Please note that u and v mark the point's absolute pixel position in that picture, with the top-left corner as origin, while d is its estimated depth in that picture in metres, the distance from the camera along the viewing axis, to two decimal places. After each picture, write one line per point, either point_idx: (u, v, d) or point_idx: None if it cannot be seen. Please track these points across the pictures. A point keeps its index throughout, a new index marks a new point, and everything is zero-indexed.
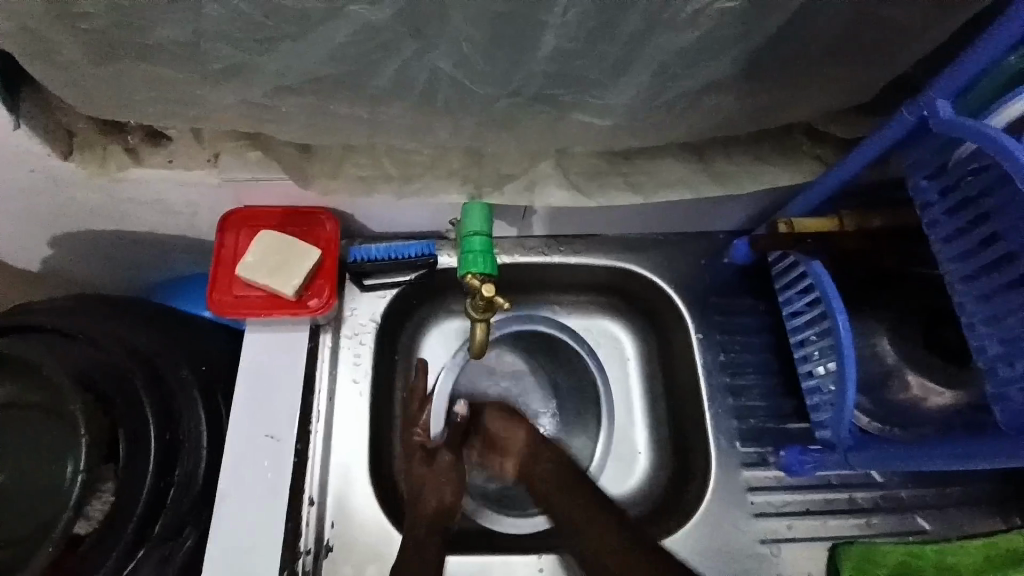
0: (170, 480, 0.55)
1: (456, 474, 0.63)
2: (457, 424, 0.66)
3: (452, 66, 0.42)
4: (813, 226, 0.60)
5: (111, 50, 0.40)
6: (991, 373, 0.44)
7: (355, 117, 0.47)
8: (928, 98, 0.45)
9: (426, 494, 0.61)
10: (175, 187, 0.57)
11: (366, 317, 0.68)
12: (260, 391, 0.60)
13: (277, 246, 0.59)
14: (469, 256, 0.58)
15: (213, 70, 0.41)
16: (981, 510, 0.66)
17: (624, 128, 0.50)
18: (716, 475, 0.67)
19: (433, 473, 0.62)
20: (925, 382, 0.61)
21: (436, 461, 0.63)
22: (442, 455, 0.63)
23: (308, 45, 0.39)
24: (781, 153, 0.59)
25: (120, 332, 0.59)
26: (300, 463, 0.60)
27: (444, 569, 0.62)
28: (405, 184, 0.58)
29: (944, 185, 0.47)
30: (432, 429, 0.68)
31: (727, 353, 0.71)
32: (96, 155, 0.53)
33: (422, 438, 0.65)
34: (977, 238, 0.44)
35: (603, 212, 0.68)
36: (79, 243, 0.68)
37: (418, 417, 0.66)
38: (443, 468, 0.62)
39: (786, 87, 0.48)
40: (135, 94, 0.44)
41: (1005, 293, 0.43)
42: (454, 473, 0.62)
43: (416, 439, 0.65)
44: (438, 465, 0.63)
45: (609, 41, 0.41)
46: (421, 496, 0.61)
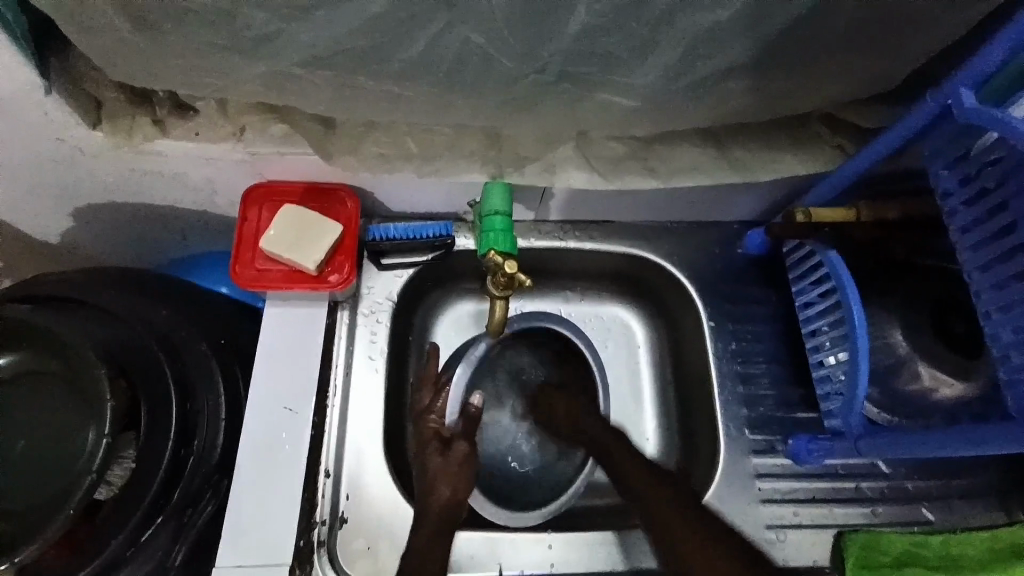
0: (190, 447, 0.56)
1: (470, 465, 0.62)
2: (470, 415, 0.65)
3: (483, 39, 0.42)
4: (829, 214, 0.61)
5: (146, 16, 0.40)
6: (1004, 359, 0.45)
7: (381, 90, 0.47)
8: (951, 88, 0.45)
9: (438, 487, 0.60)
10: (197, 159, 0.58)
11: (383, 296, 0.69)
12: (284, 362, 0.61)
13: (299, 223, 0.60)
14: (491, 234, 0.59)
15: (244, 39, 0.42)
16: (984, 501, 0.67)
17: (646, 110, 0.50)
18: (724, 459, 0.67)
19: (450, 464, 0.61)
20: (935, 372, 0.61)
21: (452, 450, 0.62)
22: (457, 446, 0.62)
23: (341, 17, 0.40)
24: (797, 143, 0.59)
25: (142, 306, 0.61)
26: (316, 433, 0.61)
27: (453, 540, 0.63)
28: (426, 163, 0.58)
29: (964, 174, 0.47)
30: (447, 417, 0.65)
31: (738, 342, 0.72)
32: (124, 125, 0.54)
33: (437, 427, 0.63)
34: (994, 227, 0.45)
35: (619, 198, 0.68)
36: (100, 215, 0.68)
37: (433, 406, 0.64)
38: (458, 458, 0.61)
39: (804, 78, 0.49)
40: (167, 61, 0.45)
41: (1020, 281, 0.43)
42: (467, 462, 0.62)
43: (430, 428, 0.63)
44: (454, 456, 0.62)
45: (635, 20, 0.41)
46: (436, 485, 0.60)
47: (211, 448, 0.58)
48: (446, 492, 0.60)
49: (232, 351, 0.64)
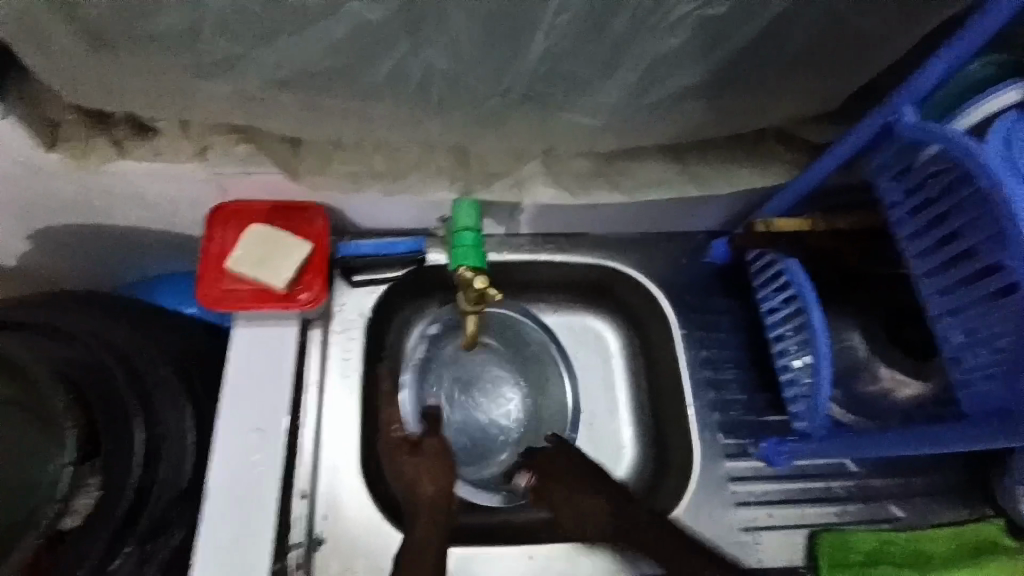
0: (155, 476, 0.55)
1: (446, 456, 0.62)
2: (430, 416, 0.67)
3: (447, 62, 0.43)
4: (789, 225, 0.63)
5: (104, 41, 0.40)
6: (955, 360, 0.47)
7: (347, 112, 0.47)
8: (893, 106, 0.48)
9: (420, 482, 0.60)
10: (161, 180, 0.57)
11: (356, 313, 0.68)
12: (255, 381, 0.60)
13: (266, 242, 0.60)
14: (461, 250, 0.59)
15: (207, 64, 0.42)
16: (944, 495, 0.69)
17: (610, 129, 0.52)
18: (698, 465, 0.69)
19: (422, 460, 0.61)
20: (895, 374, 0.64)
21: (423, 447, 0.62)
22: (429, 441, 0.62)
23: (303, 40, 0.40)
24: (755, 156, 0.62)
25: (104, 332, 0.59)
26: (289, 455, 0.60)
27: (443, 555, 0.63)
28: (394, 182, 0.59)
29: (907, 186, 0.50)
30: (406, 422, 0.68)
31: (708, 350, 0.73)
32: (82, 148, 0.53)
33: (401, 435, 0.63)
34: (938, 235, 0.47)
35: (587, 212, 0.70)
36: (58, 238, 0.66)
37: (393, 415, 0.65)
38: (431, 453, 0.62)
39: (758, 97, 0.51)
40: (126, 84, 0.44)
41: (965, 286, 0.45)
42: (443, 454, 0.62)
43: (395, 437, 0.63)
44: (427, 453, 0.62)
45: (594, 44, 0.42)
46: (417, 484, 0.60)
47: (179, 473, 0.57)
48: (429, 488, 0.60)
49: (200, 374, 0.63)
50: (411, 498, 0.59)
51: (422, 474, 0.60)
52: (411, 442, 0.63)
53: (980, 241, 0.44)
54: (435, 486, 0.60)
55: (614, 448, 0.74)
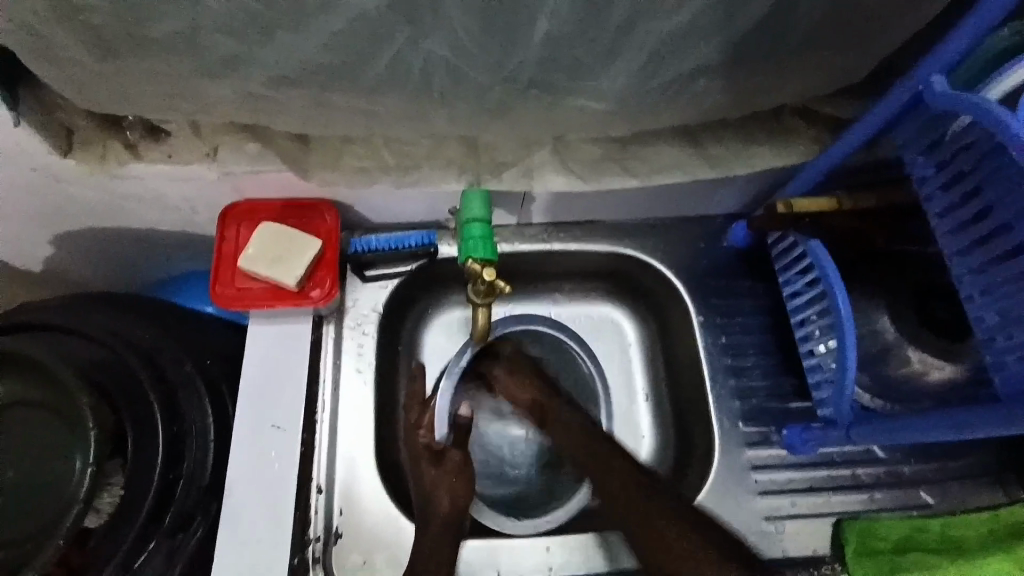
0: (179, 473, 0.56)
1: (466, 472, 0.63)
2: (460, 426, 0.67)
3: (448, 52, 0.42)
4: (811, 205, 0.60)
5: (106, 44, 0.40)
6: (988, 343, 0.44)
7: (351, 107, 0.47)
8: (922, 75, 0.45)
9: (436, 495, 0.61)
10: (174, 181, 0.58)
11: (369, 308, 0.68)
12: (271, 378, 0.61)
13: (277, 240, 0.59)
14: (471, 242, 0.58)
15: (208, 64, 0.42)
16: (980, 482, 0.67)
17: (619, 113, 0.50)
18: (718, 454, 0.67)
19: (442, 471, 0.62)
20: (925, 356, 0.61)
21: (444, 459, 0.63)
22: (451, 455, 0.63)
23: (302, 33, 0.39)
24: (774, 135, 0.59)
25: (126, 332, 0.60)
26: (307, 450, 0.61)
27: (460, 548, 0.63)
28: (402, 175, 0.58)
29: (939, 160, 0.47)
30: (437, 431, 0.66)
31: (728, 336, 0.72)
32: (95, 151, 0.53)
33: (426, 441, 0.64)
34: (971, 211, 0.45)
35: (600, 199, 0.68)
36: (79, 241, 0.68)
37: (421, 419, 0.66)
38: (451, 468, 0.62)
39: (775, 72, 0.49)
40: (131, 88, 0.44)
41: (998, 265, 0.43)
42: (463, 471, 0.63)
43: (420, 443, 0.65)
44: (448, 464, 0.63)
45: (599, 25, 0.41)
46: (433, 495, 0.61)
47: (202, 470, 0.58)
48: (445, 502, 0.61)
49: (219, 372, 0.63)
50: (425, 507, 0.60)
51: (439, 487, 0.61)
52: (434, 451, 0.64)
53: (1015, 217, 0.41)
54: (450, 501, 0.61)
55: (632, 438, 0.74)
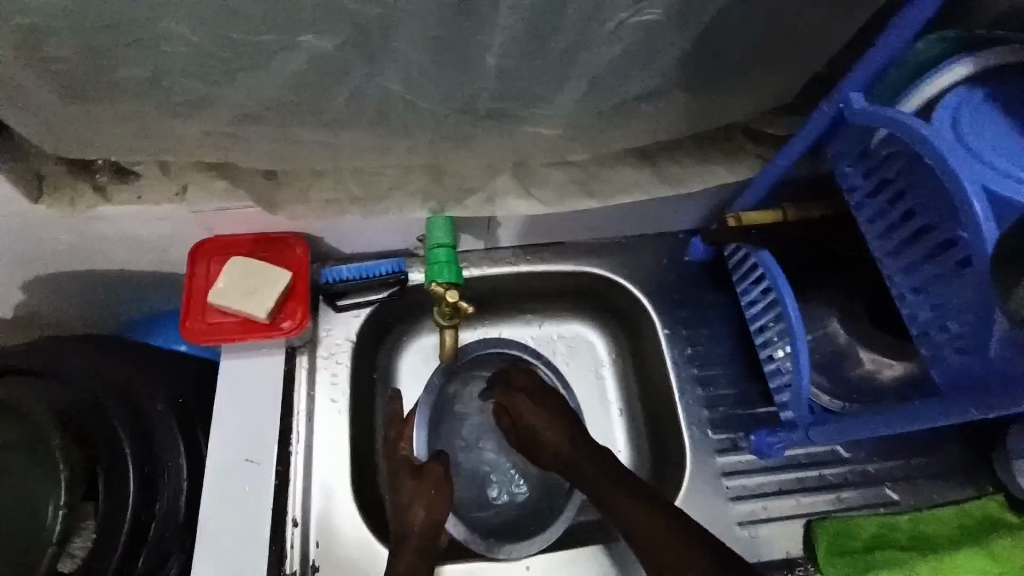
0: (153, 512, 0.57)
1: (444, 487, 0.62)
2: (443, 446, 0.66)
3: (403, 86, 0.44)
4: (757, 218, 0.65)
5: (75, 92, 0.42)
6: (924, 336, 0.46)
7: (315, 142, 0.49)
8: (842, 93, 0.50)
9: (414, 506, 0.60)
10: (144, 222, 0.59)
11: (342, 337, 0.69)
12: (244, 410, 0.61)
13: (245, 274, 0.60)
14: (436, 267, 0.61)
15: (173, 105, 0.44)
16: (942, 477, 0.69)
17: (569, 136, 0.53)
18: (690, 462, 0.69)
19: (422, 484, 0.61)
20: (876, 356, 0.64)
21: (424, 471, 0.62)
22: (432, 467, 0.62)
23: (262, 77, 0.42)
24: (719, 152, 0.63)
25: (94, 372, 0.61)
26: (283, 481, 0.61)
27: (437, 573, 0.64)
28: (369, 206, 0.60)
29: (865, 170, 0.51)
30: (418, 455, 0.65)
31: (694, 347, 0.74)
32: (67, 195, 0.55)
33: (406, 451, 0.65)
34: (898, 214, 0.48)
35: (564, 221, 0.71)
36: (50, 286, 0.68)
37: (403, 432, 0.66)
38: (432, 479, 0.62)
39: (711, 93, 0.52)
40: (101, 131, 0.46)
41: (925, 262, 0.46)
42: (443, 485, 0.62)
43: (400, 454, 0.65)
44: (426, 477, 0.62)
45: (542, 57, 0.44)
46: (410, 508, 0.60)
47: (176, 506, 0.59)
48: (422, 513, 0.60)
49: (194, 410, 0.65)
50: (404, 517, 0.60)
51: (417, 499, 0.60)
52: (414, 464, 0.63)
53: (936, 217, 0.44)
54: (427, 511, 0.60)
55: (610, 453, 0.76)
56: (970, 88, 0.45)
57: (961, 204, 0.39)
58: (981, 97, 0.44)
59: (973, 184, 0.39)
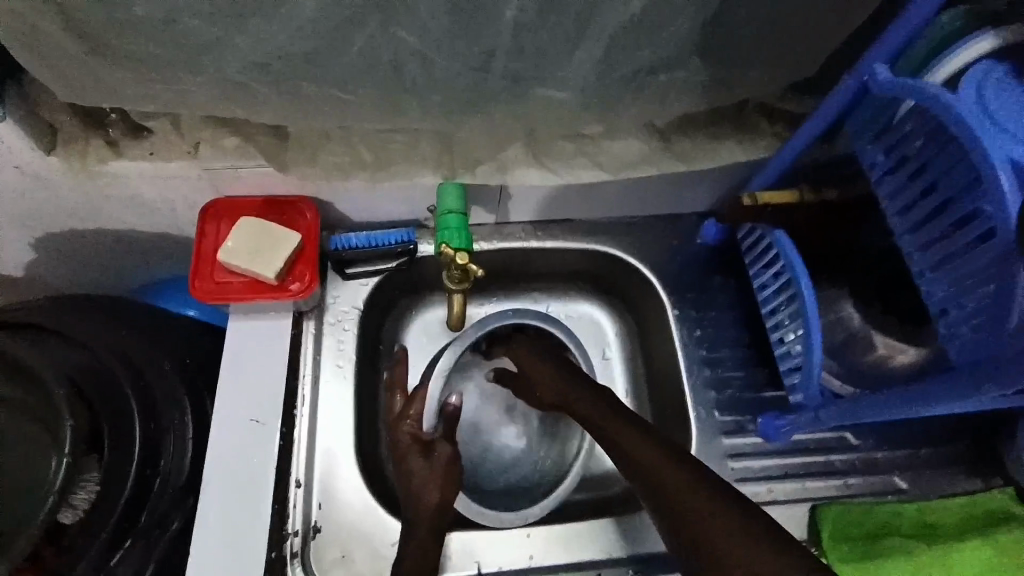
0: (156, 469, 0.57)
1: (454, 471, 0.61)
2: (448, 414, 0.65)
3: (417, 39, 0.44)
4: (776, 198, 0.64)
5: (89, 33, 0.42)
6: (941, 314, 0.46)
7: (326, 98, 0.49)
8: (866, 66, 0.48)
9: (426, 490, 0.59)
10: (153, 179, 0.59)
11: (348, 305, 0.69)
12: (250, 372, 0.61)
13: (253, 233, 0.60)
14: (445, 232, 0.61)
15: (184, 51, 0.43)
16: (952, 469, 0.68)
17: (584, 102, 0.52)
18: (695, 441, 0.68)
19: (432, 468, 0.61)
20: (890, 341, 0.63)
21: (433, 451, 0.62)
22: (441, 449, 0.62)
23: (277, 21, 0.41)
24: (735, 130, 0.62)
25: (107, 330, 0.62)
26: (286, 443, 0.61)
27: (447, 543, 0.64)
28: (379, 171, 0.60)
29: (887, 145, 0.50)
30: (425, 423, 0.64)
31: (702, 329, 0.73)
32: (80, 149, 0.55)
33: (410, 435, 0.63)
34: (918, 190, 0.47)
35: (575, 198, 0.71)
36: (58, 246, 0.68)
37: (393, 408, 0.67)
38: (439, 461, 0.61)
39: (732, 63, 0.51)
40: (115, 81, 0.46)
41: (945, 239, 0.45)
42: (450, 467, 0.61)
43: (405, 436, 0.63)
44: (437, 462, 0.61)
45: (560, 14, 0.43)
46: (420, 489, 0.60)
47: (179, 468, 0.59)
48: (434, 496, 0.59)
49: (198, 371, 0.65)
50: (416, 506, 0.59)
51: (429, 483, 0.59)
52: (422, 443, 0.63)
53: (958, 191, 0.43)
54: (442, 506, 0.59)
55: None
56: (995, 61, 0.44)
57: (987, 176, 0.38)
58: (1007, 69, 0.43)
59: (999, 156, 0.38)
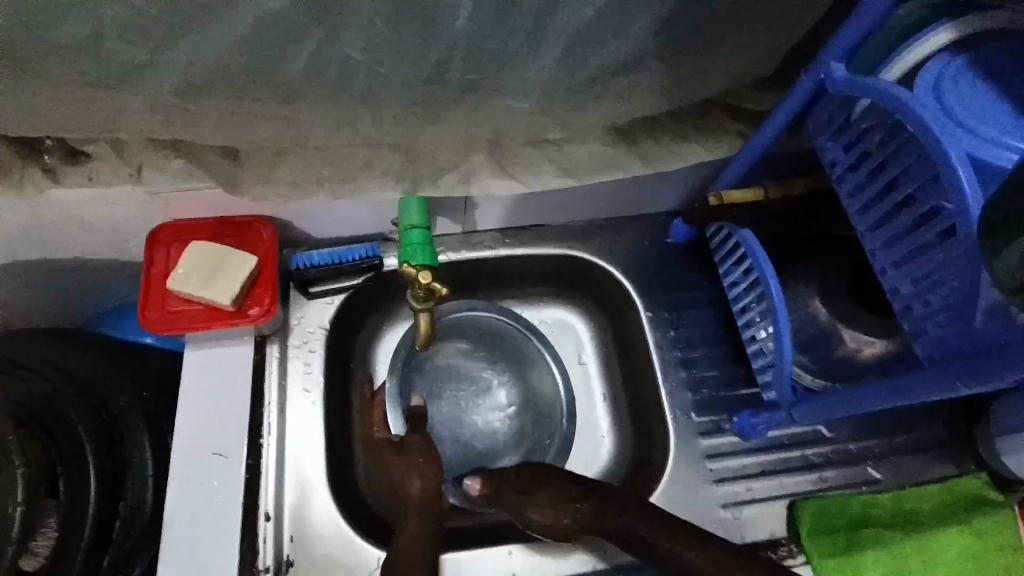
0: (116, 511, 0.54)
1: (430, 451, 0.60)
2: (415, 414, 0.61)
3: (362, 51, 0.42)
4: (740, 197, 0.63)
5: (5, 58, 0.39)
6: (906, 311, 0.45)
7: (274, 116, 0.46)
8: (823, 64, 0.48)
9: (407, 481, 0.58)
10: (97, 206, 0.56)
11: (314, 325, 0.67)
12: (213, 402, 0.58)
13: (205, 257, 0.57)
14: (410, 249, 0.59)
15: (112, 73, 0.41)
16: (927, 456, 0.69)
17: (542, 109, 0.51)
18: (673, 444, 0.68)
19: (406, 457, 0.59)
20: (857, 334, 0.62)
21: (405, 445, 0.60)
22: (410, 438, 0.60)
23: (207, 36, 0.39)
24: (700, 130, 0.61)
25: (55, 364, 0.59)
26: (253, 475, 0.58)
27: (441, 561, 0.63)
28: (338, 186, 0.58)
29: (848, 141, 0.49)
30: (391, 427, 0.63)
31: (677, 330, 0.73)
32: (14, 177, 0.51)
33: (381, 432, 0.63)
34: (879, 186, 0.46)
35: (543, 204, 0.70)
36: (1, 282, 0.64)
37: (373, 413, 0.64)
38: (415, 448, 0.59)
39: (690, 65, 0.50)
40: (41, 107, 0.43)
41: (908, 235, 0.45)
42: (426, 450, 0.59)
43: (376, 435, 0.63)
44: (408, 449, 0.60)
45: (509, 21, 0.42)
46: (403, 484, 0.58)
47: (142, 506, 0.57)
48: (416, 487, 0.57)
49: (159, 402, 0.63)
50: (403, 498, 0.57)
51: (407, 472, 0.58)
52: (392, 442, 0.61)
53: (917, 186, 0.43)
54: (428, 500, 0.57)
55: (593, 436, 0.74)
56: (951, 55, 0.44)
57: (943, 171, 0.38)
58: (961, 64, 0.43)
59: (954, 151, 0.38)
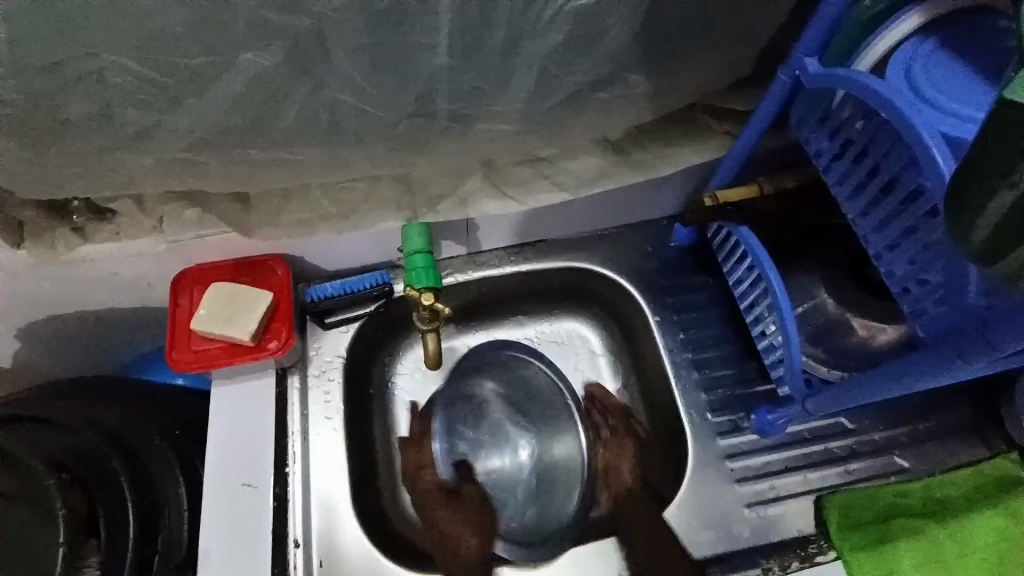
0: (155, 546, 0.57)
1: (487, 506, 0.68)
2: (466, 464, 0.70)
3: (349, 96, 0.45)
4: (736, 195, 0.63)
5: (28, 134, 0.43)
6: (904, 294, 0.45)
7: (275, 161, 0.50)
8: (796, 61, 0.49)
9: (463, 539, 0.65)
10: (120, 259, 0.59)
11: (331, 354, 0.69)
12: (238, 435, 0.61)
13: (223, 297, 0.61)
14: (414, 273, 0.61)
15: (123, 137, 0.44)
16: (955, 441, 0.68)
17: (526, 131, 0.53)
18: (691, 447, 0.68)
19: (461, 512, 0.66)
20: (867, 321, 0.64)
21: (462, 494, 0.68)
22: (467, 489, 0.68)
23: (207, 99, 0.42)
24: (688, 135, 0.63)
25: (93, 412, 0.63)
26: (280, 504, 0.60)
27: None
28: (343, 221, 0.61)
29: (831, 131, 0.50)
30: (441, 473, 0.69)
31: (686, 331, 0.74)
32: (47, 240, 0.56)
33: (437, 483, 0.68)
34: (864, 173, 0.47)
35: (543, 220, 0.72)
36: (38, 337, 0.69)
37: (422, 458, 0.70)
38: (470, 500, 0.67)
39: (666, 76, 0.52)
40: (63, 174, 0.47)
41: (896, 218, 0.45)
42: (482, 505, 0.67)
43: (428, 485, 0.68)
44: (465, 501, 0.67)
45: (483, 55, 0.44)
46: (453, 542, 0.64)
47: (179, 541, 0.59)
48: (473, 543, 0.65)
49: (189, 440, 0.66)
50: (450, 560, 0.63)
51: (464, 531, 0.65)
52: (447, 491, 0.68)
53: (899, 169, 0.43)
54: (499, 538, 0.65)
55: None
56: (920, 39, 0.44)
57: (919, 153, 0.39)
58: (931, 46, 0.44)
59: (929, 132, 0.39)
